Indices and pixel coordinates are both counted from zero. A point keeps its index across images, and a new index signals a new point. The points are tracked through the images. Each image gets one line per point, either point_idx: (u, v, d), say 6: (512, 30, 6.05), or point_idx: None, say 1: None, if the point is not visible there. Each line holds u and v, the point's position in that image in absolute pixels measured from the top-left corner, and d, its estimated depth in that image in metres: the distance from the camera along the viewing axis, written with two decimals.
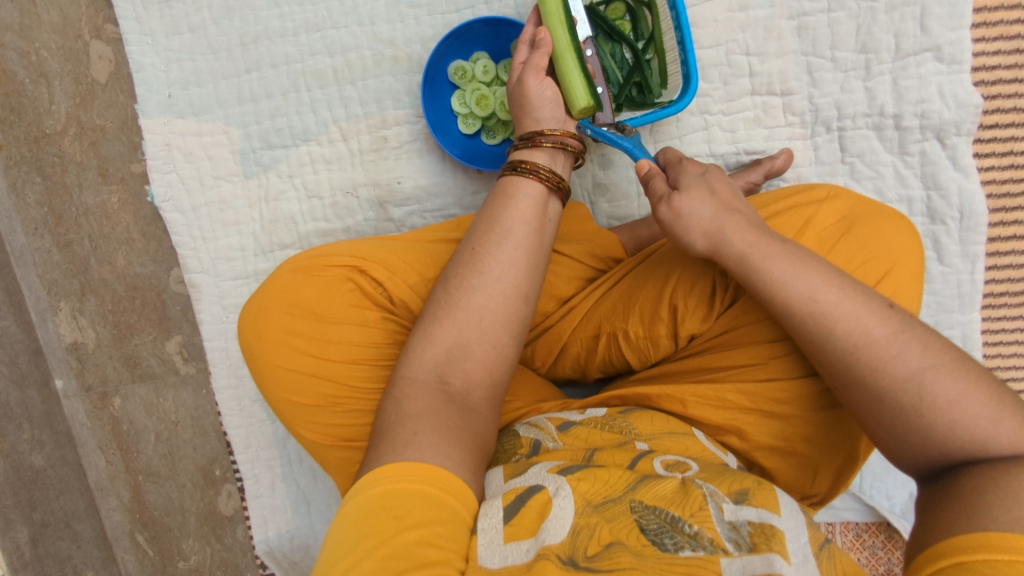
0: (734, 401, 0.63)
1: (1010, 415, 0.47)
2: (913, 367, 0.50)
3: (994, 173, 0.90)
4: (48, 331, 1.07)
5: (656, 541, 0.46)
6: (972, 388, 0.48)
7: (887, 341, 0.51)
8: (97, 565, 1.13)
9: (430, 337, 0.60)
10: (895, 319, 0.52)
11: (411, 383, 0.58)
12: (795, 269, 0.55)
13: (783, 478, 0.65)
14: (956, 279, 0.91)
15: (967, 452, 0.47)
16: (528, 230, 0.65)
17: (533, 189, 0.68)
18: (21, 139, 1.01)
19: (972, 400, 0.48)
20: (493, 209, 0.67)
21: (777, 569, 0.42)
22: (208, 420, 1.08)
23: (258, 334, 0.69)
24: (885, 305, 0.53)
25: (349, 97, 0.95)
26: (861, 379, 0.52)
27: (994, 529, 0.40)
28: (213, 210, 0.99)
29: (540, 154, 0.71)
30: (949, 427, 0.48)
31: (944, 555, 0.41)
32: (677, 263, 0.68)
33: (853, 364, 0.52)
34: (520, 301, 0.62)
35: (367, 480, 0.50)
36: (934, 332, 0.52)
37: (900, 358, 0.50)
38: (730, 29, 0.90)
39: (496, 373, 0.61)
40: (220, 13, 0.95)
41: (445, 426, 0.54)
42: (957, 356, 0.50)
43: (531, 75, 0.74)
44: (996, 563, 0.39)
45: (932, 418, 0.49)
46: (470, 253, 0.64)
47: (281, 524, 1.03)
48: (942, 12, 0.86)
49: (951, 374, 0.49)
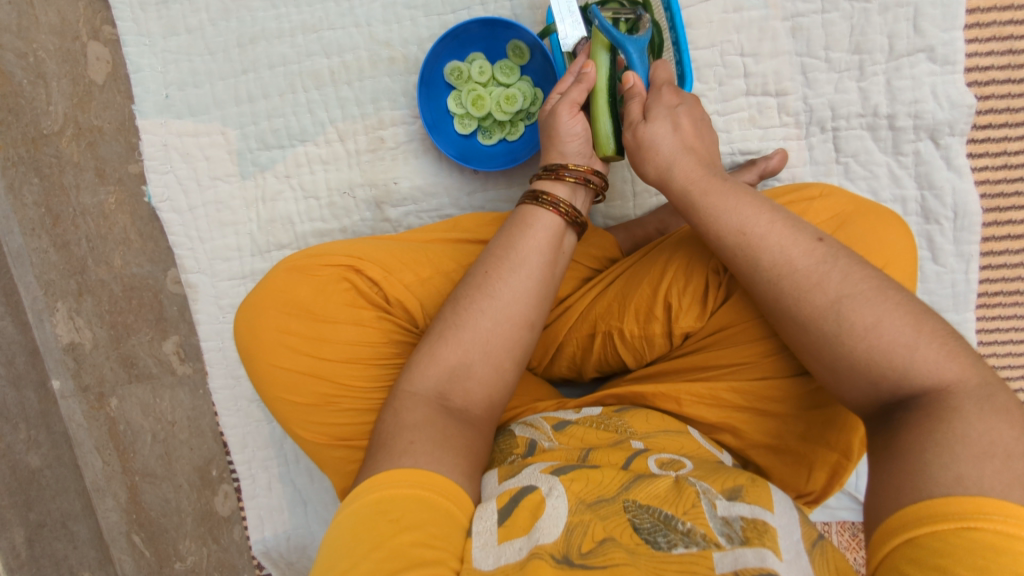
0: (728, 400, 0.63)
1: (928, 340, 0.48)
2: (832, 295, 0.51)
3: (987, 174, 0.91)
4: (45, 332, 1.07)
5: (649, 539, 0.46)
6: (888, 314, 0.49)
7: (808, 272, 0.53)
8: (94, 565, 1.13)
9: (434, 355, 0.60)
10: (820, 251, 0.54)
11: (411, 398, 0.59)
12: (730, 203, 0.59)
13: (778, 475, 0.66)
14: (951, 279, 0.91)
15: (889, 378, 0.48)
16: (542, 261, 0.64)
17: (551, 222, 0.67)
18: (19, 140, 1.02)
19: (890, 325, 0.49)
20: (509, 236, 0.66)
21: (769, 565, 0.42)
22: (205, 421, 1.09)
23: (254, 333, 0.69)
24: (814, 239, 0.54)
25: (347, 97, 0.96)
26: (786, 308, 0.54)
27: (937, 495, 0.41)
28: (210, 210, 0.99)
29: (562, 187, 0.70)
30: (867, 353, 0.49)
31: (894, 534, 0.41)
32: (672, 259, 0.68)
33: (779, 296, 0.54)
34: (527, 329, 0.62)
35: (363, 488, 0.51)
36: (866, 266, 0.52)
37: (820, 287, 0.52)
38: (725, 30, 0.90)
39: (496, 398, 0.61)
40: (217, 14, 0.96)
41: (442, 435, 0.55)
42: (881, 285, 0.51)
43: (564, 109, 0.71)
44: (943, 534, 0.39)
45: (851, 345, 0.50)
46: (483, 277, 0.63)
47: (277, 525, 1.03)
48: (935, 13, 0.86)
49: (868, 301, 0.50)
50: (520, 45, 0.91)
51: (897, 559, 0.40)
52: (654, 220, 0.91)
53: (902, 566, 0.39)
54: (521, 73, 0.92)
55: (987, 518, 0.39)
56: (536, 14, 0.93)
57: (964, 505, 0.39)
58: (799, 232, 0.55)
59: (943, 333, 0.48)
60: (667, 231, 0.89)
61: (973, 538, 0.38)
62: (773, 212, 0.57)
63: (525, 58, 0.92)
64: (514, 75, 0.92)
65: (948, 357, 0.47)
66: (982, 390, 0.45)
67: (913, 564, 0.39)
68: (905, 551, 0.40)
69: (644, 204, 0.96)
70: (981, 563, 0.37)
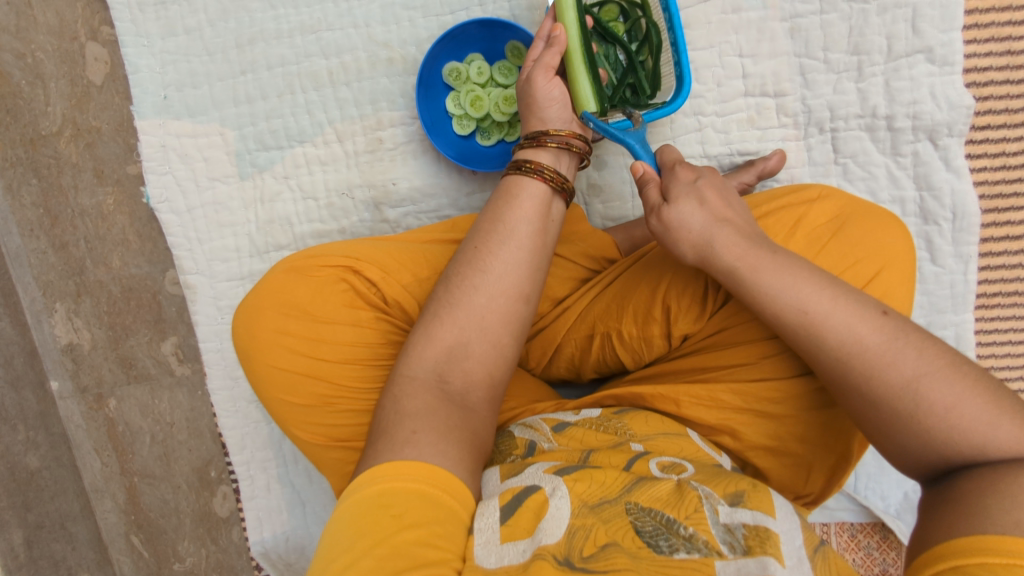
0: (728, 401, 0.63)
1: (1008, 416, 0.48)
2: (908, 374, 0.50)
3: (986, 174, 0.90)
4: (43, 332, 1.07)
5: (651, 543, 0.46)
6: (967, 394, 0.49)
7: (879, 350, 0.51)
8: (93, 566, 1.13)
9: (430, 335, 0.60)
10: (888, 326, 0.52)
11: (410, 381, 0.58)
12: (785, 274, 0.55)
13: (777, 477, 0.66)
14: (949, 279, 0.91)
15: (967, 454, 0.48)
16: (531, 230, 0.65)
17: (537, 189, 0.67)
18: (17, 140, 1.02)
19: (969, 404, 0.48)
20: (496, 207, 0.66)
21: (770, 574, 0.42)
22: (203, 421, 1.08)
23: (252, 334, 0.69)
24: (879, 312, 0.53)
25: (345, 98, 0.95)
26: (854, 385, 0.52)
27: (993, 532, 0.41)
28: (208, 211, 0.99)
29: (545, 154, 0.70)
30: (947, 433, 0.48)
31: (942, 559, 0.42)
32: (671, 261, 0.68)
33: (848, 373, 0.52)
34: (522, 302, 0.62)
35: (365, 479, 0.51)
36: (931, 338, 0.52)
37: (895, 366, 0.51)
38: (723, 30, 0.90)
39: (496, 374, 0.61)
40: (215, 15, 0.96)
41: (444, 425, 0.55)
42: (954, 360, 0.50)
43: (540, 75, 0.73)
44: (991, 566, 0.39)
45: (929, 424, 0.49)
46: (472, 252, 0.63)
47: (276, 525, 1.03)
48: (934, 13, 0.86)
49: (947, 380, 0.49)
50: (519, 46, 0.90)
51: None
52: None
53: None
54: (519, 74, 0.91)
55: None
56: (534, 15, 0.92)
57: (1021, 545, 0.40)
58: (863, 306, 0.54)
59: (1018, 407, 0.49)
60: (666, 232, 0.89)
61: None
62: (833, 285, 0.55)
63: (523, 59, 0.91)
64: (512, 76, 0.91)
65: None
66: None
67: None
68: None
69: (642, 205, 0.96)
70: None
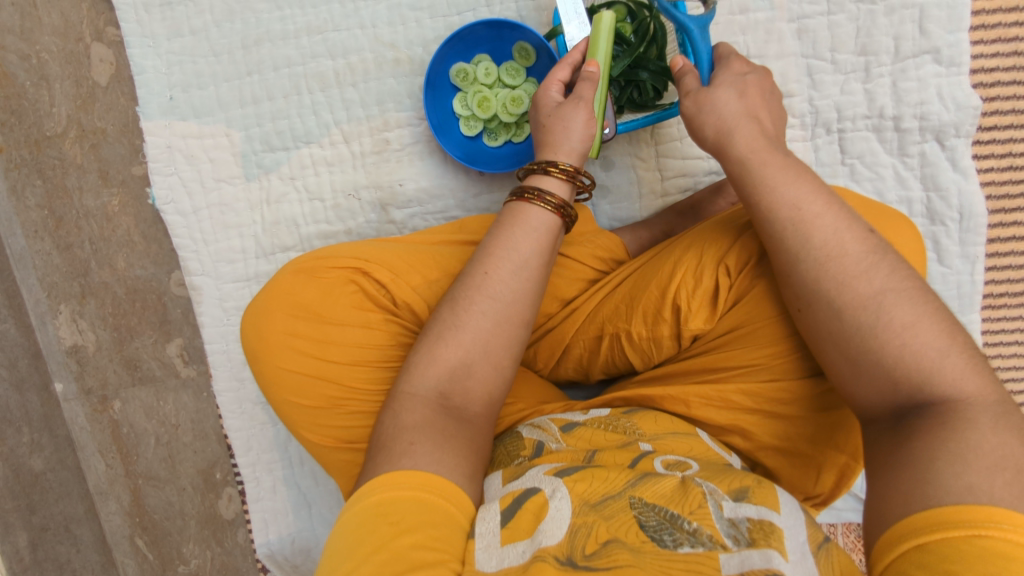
0: (737, 402, 0.63)
1: (959, 351, 0.48)
2: (876, 286, 0.51)
3: (993, 175, 0.90)
4: (47, 334, 1.07)
5: (655, 537, 0.46)
6: (927, 317, 0.49)
7: (858, 258, 0.52)
8: (97, 568, 1.13)
9: (433, 354, 0.60)
10: (871, 242, 0.53)
11: (411, 398, 0.58)
12: (787, 178, 0.57)
13: (786, 478, 0.66)
14: (956, 280, 0.91)
15: (914, 384, 0.48)
16: (543, 263, 0.64)
17: (551, 224, 0.66)
18: (21, 141, 1.01)
19: (925, 328, 0.49)
20: (507, 234, 0.65)
21: (775, 565, 0.42)
22: (209, 423, 1.08)
23: (260, 335, 0.69)
24: (867, 231, 0.54)
25: (351, 99, 0.95)
26: (824, 292, 0.53)
27: (948, 503, 0.41)
28: (214, 212, 0.99)
29: (561, 188, 0.68)
30: (900, 351, 0.49)
31: (902, 540, 0.41)
32: (682, 258, 0.67)
33: (822, 276, 0.53)
34: (522, 326, 0.63)
35: (363, 491, 0.50)
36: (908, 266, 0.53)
37: (866, 277, 0.52)
38: (730, 31, 0.90)
39: (495, 393, 0.61)
40: (221, 16, 0.95)
41: (440, 435, 0.55)
42: (922, 287, 0.51)
43: (575, 104, 0.70)
44: (953, 540, 0.39)
45: (884, 341, 0.50)
46: (480, 277, 0.62)
47: (282, 527, 1.03)
48: (941, 14, 0.86)
49: (909, 301, 0.50)
50: (526, 47, 0.90)
51: (907, 563, 0.40)
52: (660, 222, 0.91)
53: (911, 569, 0.39)
54: (527, 75, 0.92)
55: (1000, 526, 0.39)
56: (542, 16, 0.92)
57: (977, 514, 0.39)
58: (853, 221, 0.55)
59: (971, 349, 0.49)
60: (673, 233, 0.89)
61: (986, 546, 0.38)
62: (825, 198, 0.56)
63: (531, 60, 0.91)
64: (520, 77, 0.91)
65: (972, 371, 0.48)
66: (1000, 407, 0.46)
67: (924, 568, 0.39)
68: (914, 556, 0.40)
69: (650, 206, 0.96)
70: (993, 570, 0.37)
